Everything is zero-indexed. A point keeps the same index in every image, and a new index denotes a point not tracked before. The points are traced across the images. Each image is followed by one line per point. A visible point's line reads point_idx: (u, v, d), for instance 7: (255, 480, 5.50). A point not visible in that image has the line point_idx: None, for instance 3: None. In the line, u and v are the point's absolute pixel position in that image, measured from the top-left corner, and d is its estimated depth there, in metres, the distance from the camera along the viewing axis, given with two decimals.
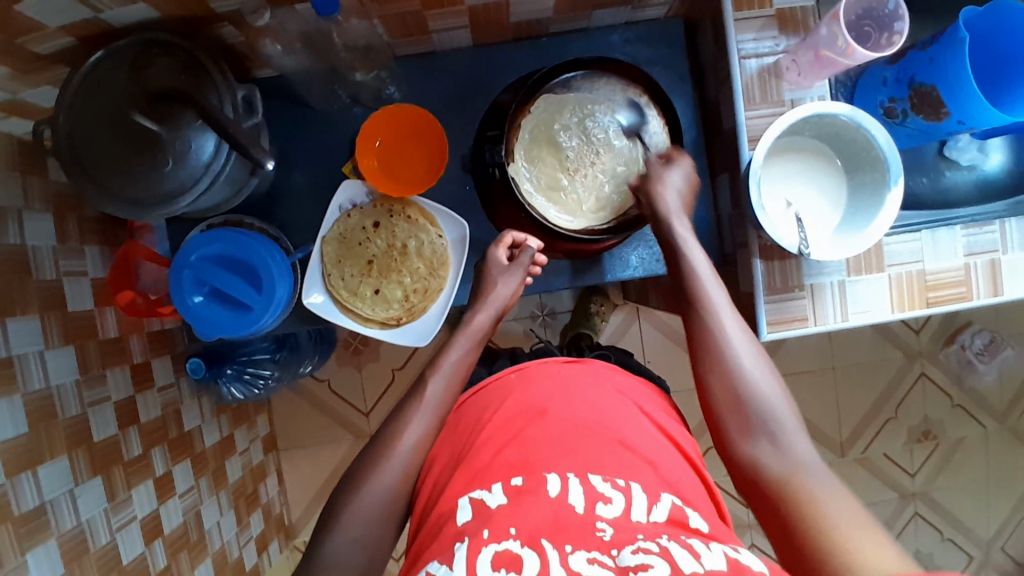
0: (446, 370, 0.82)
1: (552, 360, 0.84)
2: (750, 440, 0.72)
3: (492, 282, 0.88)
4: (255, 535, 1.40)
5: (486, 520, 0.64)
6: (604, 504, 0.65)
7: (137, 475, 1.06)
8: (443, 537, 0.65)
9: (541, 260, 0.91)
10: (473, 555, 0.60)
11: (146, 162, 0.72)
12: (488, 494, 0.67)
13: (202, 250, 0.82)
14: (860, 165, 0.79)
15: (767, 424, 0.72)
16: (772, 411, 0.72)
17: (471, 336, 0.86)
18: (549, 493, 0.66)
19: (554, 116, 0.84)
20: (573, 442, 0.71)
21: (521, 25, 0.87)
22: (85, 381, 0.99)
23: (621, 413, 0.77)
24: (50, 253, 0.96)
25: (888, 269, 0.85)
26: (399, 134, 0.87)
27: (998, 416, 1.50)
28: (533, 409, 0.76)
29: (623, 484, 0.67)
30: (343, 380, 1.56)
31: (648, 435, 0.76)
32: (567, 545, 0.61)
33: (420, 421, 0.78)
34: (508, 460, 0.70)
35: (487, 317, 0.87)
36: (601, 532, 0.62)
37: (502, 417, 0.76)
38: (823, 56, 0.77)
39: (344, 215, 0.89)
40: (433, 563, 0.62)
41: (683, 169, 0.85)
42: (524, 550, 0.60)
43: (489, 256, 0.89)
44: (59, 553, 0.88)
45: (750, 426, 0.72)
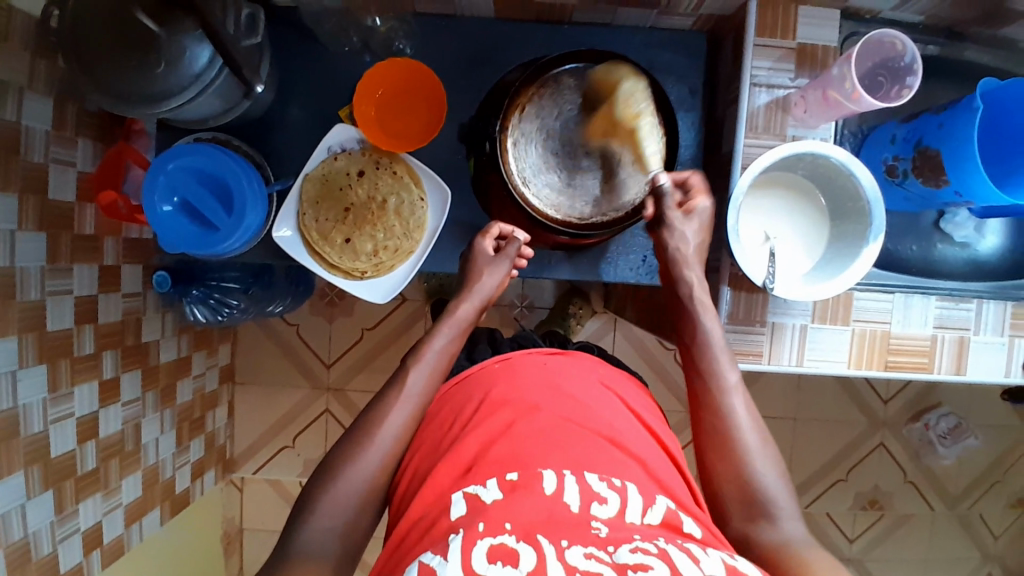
0: (429, 360, 0.80)
1: (537, 352, 0.82)
2: (749, 519, 0.67)
3: (479, 271, 0.87)
4: (192, 460, 1.42)
5: (479, 514, 0.61)
6: (599, 503, 0.62)
7: (84, 373, 1.09)
8: (435, 530, 0.62)
9: (529, 254, 0.91)
10: (468, 548, 0.56)
11: (139, 61, 0.72)
12: (482, 489, 0.64)
13: (180, 160, 0.82)
14: (843, 214, 0.79)
15: (767, 504, 0.67)
16: (774, 495, 0.68)
17: (455, 325, 0.84)
18: (544, 490, 0.62)
19: (560, 104, 0.83)
20: (566, 439, 0.68)
21: (545, 6, 0.87)
22: (50, 270, 1.00)
23: (611, 411, 0.74)
24: (42, 137, 0.98)
25: (853, 323, 0.84)
26: (402, 87, 0.87)
27: (949, 502, 1.49)
28: (523, 403, 0.72)
29: (618, 484, 0.64)
30: (311, 328, 1.55)
31: (641, 436, 0.73)
32: (563, 540, 0.57)
33: (400, 411, 0.76)
34: (501, 454, 0.67)
35: (472, 307, 0.85)
36: (596, 529, 0.59)
37: (492, 406, 0.73)
38: (830, 96, 0.75)
39: (331, 157, 0.89)
40: (427, 554, 0.58)
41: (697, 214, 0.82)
42: (521, 543, 0.57)
43: (475, 246, 0.88)
44: None
45: (749, 504, 0.68)
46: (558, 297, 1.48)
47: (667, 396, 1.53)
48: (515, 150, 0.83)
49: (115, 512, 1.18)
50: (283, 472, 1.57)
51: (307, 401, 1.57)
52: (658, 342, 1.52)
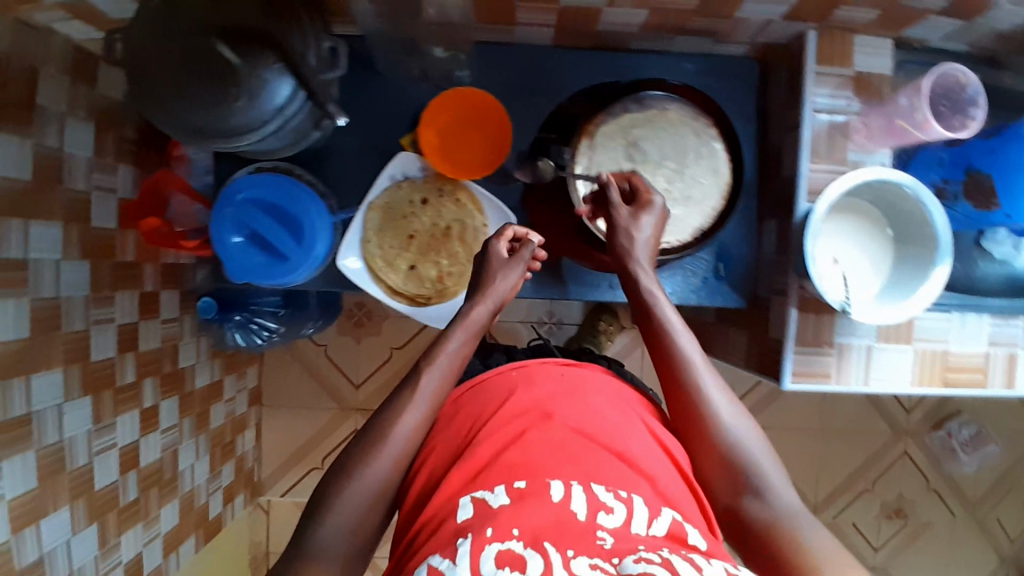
0: (442, 363, 0.76)
1: (553, 362, 0.81)
2: (737, 494, 0.69)
3: (493, 275, 0.82)
4: (224, 486, 1.39)
5: (489, 519, 0.60)
6: (606, 512, 0.61)
7: (126, 403, 1.07)
8: (442, 533, 0.62)
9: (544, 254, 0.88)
10: (477, 553, 0.56)
11: (218, 95, 0.70)
12: (490, 494, 0.63)
13: (248, 190, 0.82)
14: (908, 236, 0.81)
15: (753, 478, 0.68)
16: (759, 465, 0.69)
17: (468, 329, 0.80)
18: (552, 498, 0.62)
19: (629, 126, 0.83)
20: (576, 450, 0.68)
21: (605, 34, 0.87)
22: (94, 299, 0.99)
23: (628, 425, 0.73)
24: (84, 164, 0.96)
25: (915, 342, 0.86)
26: (465, 114, 0.88)
27: (970, 506, 1.53)
28: (538, 412, 0.72)
29: (626, 495, 0.64)
30: (339, 349, 1.54)
31: (651, 449, 0.71)
32: (570, 550, 0.57)
33: (413, 411, 0.73)
34: (512, 460, 0.66)
35: (486, 310, 0.81)
36: (601, 540, 0.59)
37: (508, 413, 0.72)
38: (899, 125, 0.80)
39: (394, 185, 0.90)
40: (435, 558, 0.58)
41: (655, 216, 0.79)
42: (528, 551, 0.57)
43: (489, 248, 0.85)
44: (36, 466, 0.89)
45: (734, 480, 0.69)
46: (588, 313, 1.49)
47: None
48: (588, 172, 0.84)
49: (154, 543, 1.16)
50: (309, 494, 1.55)
51: (335, 423, 1.55)
52: None
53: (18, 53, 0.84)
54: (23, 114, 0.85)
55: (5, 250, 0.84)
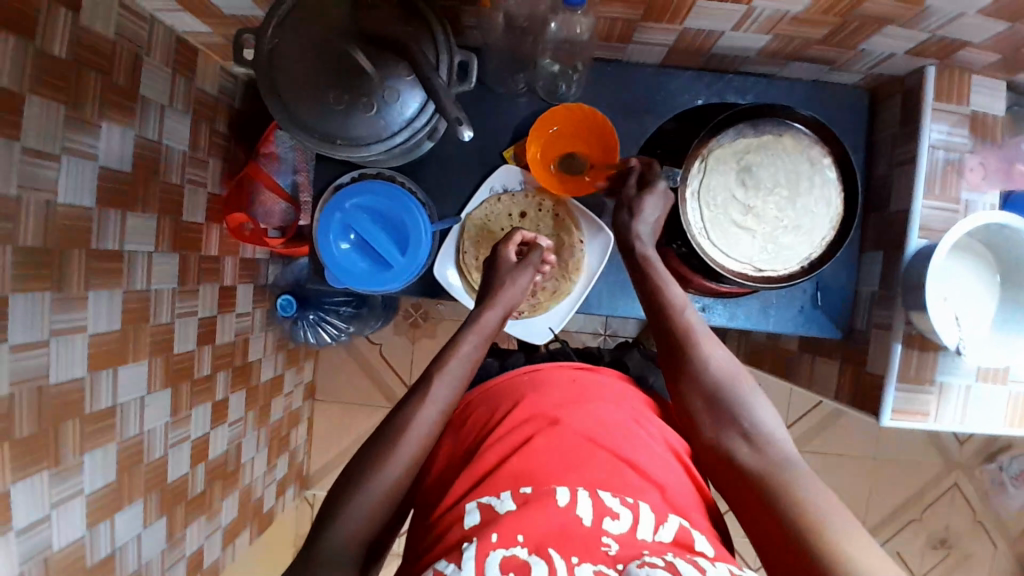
0: (455, 367, 0.76)
1: (566, 365, 0.82)
2: (721, 431, 0.72)
3: (504, 280, 0.83)
4: (277, 479, 1.40)
5: (494, 525, 0.61)
6: (611, 518, 0.62)
7: (200, 395, 1.07)
8: (448, 540, 0.62)
9: (552, 260, 0.89)
10: (481, 559, 0.57)
11: (348, 102, 0.71)
12: (497, 500, 0.64)
13: (357, 198, 0.82)
14: (1018, 282, 0.80)
15: (740, 419, 0.71)
16: (748, 407, 0.72)
17: (481, 333, 0.79)
18: (558, 503, 0.62)
19: (743, 151, 0.82)
20: (581, 456, 0.68)
21: (718, 56, 0.86)
22: (180, 292, 0.99)
23: (632, 433, 0.73)
24: (180, 157, 0.96)
25: (1010, 383, 0.84)
26: (578, 129, 0.87)
27: (1015, 542, 1.52)
28: (546, 417, 0.73)
29: (632, 501, 0.64)
30: (394, 348, 1.54)
31: (657, 456, 0.72)
32: (574, 556, 0.58)
33: (428, 412, 0.72)
34: (517, 467, 0.67)
35: (496, 316, 0.81)
36: (606, 546, 0.60)
37: (515, 418, 0.74)
38: (1018, 170, 0.81)
39: (493, 197, 0.90)
40: (441, 563, 0.59)
41: (659, 197, 0.82)
42: (532, 557, 0.57)
43: (499, 254, 0.85)
44: (116, 458, 0.89)
45: (719, 418, 0.72)
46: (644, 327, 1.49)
47: None
48: (698, 195, 0.83)
49: (215, 535, 1.16)
50: None
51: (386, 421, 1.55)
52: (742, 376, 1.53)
53: (129, 44, 0.84)
54: (131, 105, 0.85)
55: (105, 242, 0.83)
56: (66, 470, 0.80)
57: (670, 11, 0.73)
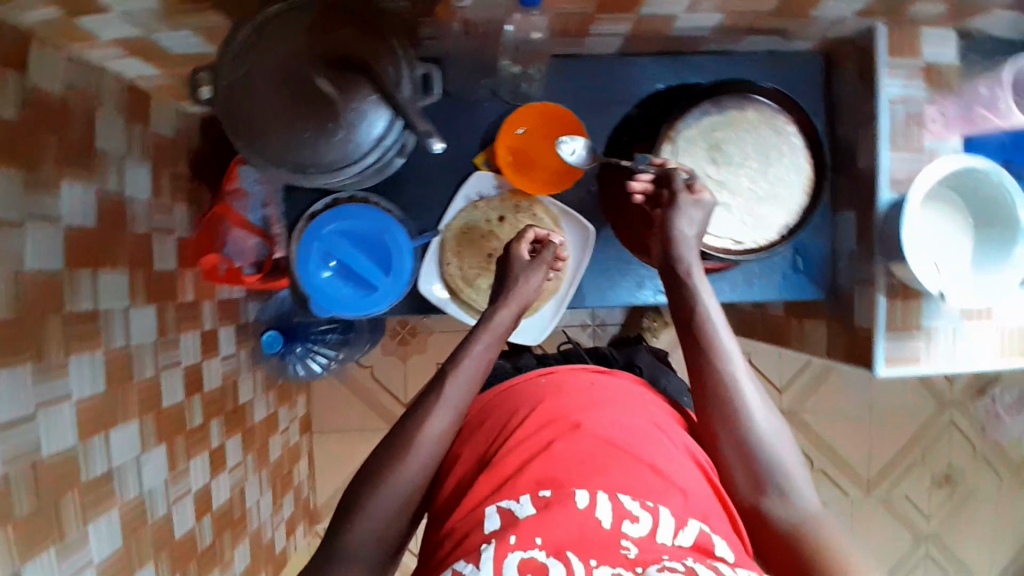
0: (468, 370, 0.74)
1: (582, 368, 0.84)
2: (760, 492, 0.69)
3: (516, 278, 0.82)
4: (286, 518, 1.37)
5: (512, 527, 0.61)
6: (631, 522, 0.61)
7: (196, 446, 1.05)
8: (468, 542, 0.63)
9: (565, 255, 0.88)
10: (499, 560, 0.58)
11: (314, 127, 0.69)
12: (516, 504, 0.64)
13: (334, 224, 0.81)
14: (990, 219, 0.82)
15: (780, 479, 0.69)
16: (787, 468, 0.70)
17: (494, 334, 0.78)
18: (577, 505, 0.62)
19: (710, 129, 0.83)
20: (604, 462, 0.67)
21: (675, 40, 0.87)
22: (161, 343, 0.97)
23: (654, 440, 0.72)
24: (144, 207, 0.94)
25: (997, 319, 0.87)
26: (543, 128, 0.88)
27: (1016, 470, 1.57)
28: (566, 422, 0.73)
29: (652, 505, 0.64)
30: (386, 369, 1.53)
31: (681, 461, 0.71)
32: (593, 560, 0.58)
33: (442, 414, 0.70)
34: (536, 473, 0.67)
35: (509, 313, 0.80)
36: (626, 549, 0.59)
37: (533, 425, 0.73)
38: (979, 115, 0.82)
39: (470, 205, 0.90)
40: (460, 564, 0.61)
41: (698, 208, 0.78)
42: (551, 560, 0.57)
43: (512, 252, 0.84)
44: (121, 522, 0.86)
45: (758, 479, 0.70)
46: (633, 313, 1.50)
47: None
48: None
49: None
50: None
51: None
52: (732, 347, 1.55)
53: (78, 98, 0.81)
54: (87, 160, 0.82)
55: (80, 304, 0.80)
56: (72, 544, 0.77)
57: (623, 2, 0.74)
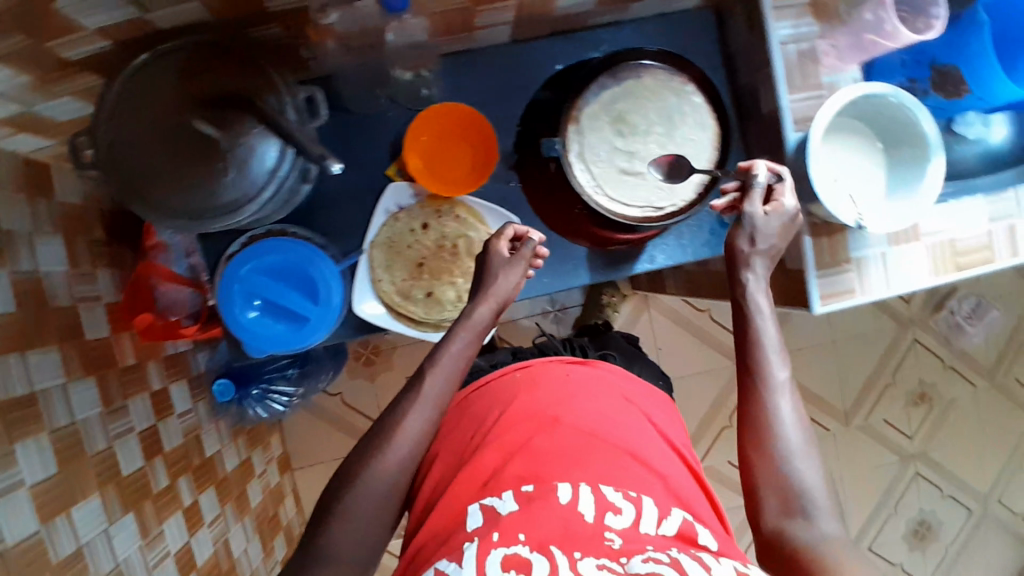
0: (446, 366, 0.75)
1: (557, 361, 0.86)
2: (785, 515, 0.65)
3: (493, 274, 0.80)
4: (280, 559, 1.35)
5: (495, 525, 0.64)
6: (613, 513, 0.64)
7: (167, 507, 1.02)
8: (452, 542, 0.65)
9: (544, 252, 0.84)
10: (482, 557, 0.59)
11: (204, 172, 0.68)
12: (499, 501, 0.67)
13: (251, 262, 0.79)
14: (898, 141, 0.83)
15: (805, 501, 0.66)
16: (813, 492, 0.66)
17: (473, 330, 0.78)
18: (559, 500, 0.65)
19: (610, 101, 0.83)
20: (586, 455, 0.71)
21: (562, 18, 0.87)
22: (109, 414, 0.94)
23: (635, 426, 0.78)
24: (63, 279, 0.91)
25: (924, 238, 0.89)
26: (447, 130, 0.87)
27: (988, 374, 1.60)
28: (545, 417, 0.76)
29: (634, 496, 0.67)
30: (355, 393, 1.51)
31: (659, 450, 0.77)
32: (576, 552, 0.59)
33: (419, 414, 0.73)
34: (519, 470, 0.70)
35: (487, 311, 0.79)
36: (609, 541, 0.61)
37: (514, 420, 0.76)
38: (869, 40, 0.81)
39: (391, 218, 0.88)
40: (443, 562, 0.62)
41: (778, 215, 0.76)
42: (534, 555, 0.58)
43: (489, 248, 0.81)
44: None
45: (786, 501, 0.66)
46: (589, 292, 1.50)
47: (714, 354, 1.57)
48: (582, 156, 0.83)
49: None
50: None
51: None
52: (692, 307, 1.56)
53: None
54: None
55: (12, 388, 0.77)
56: None
57: None
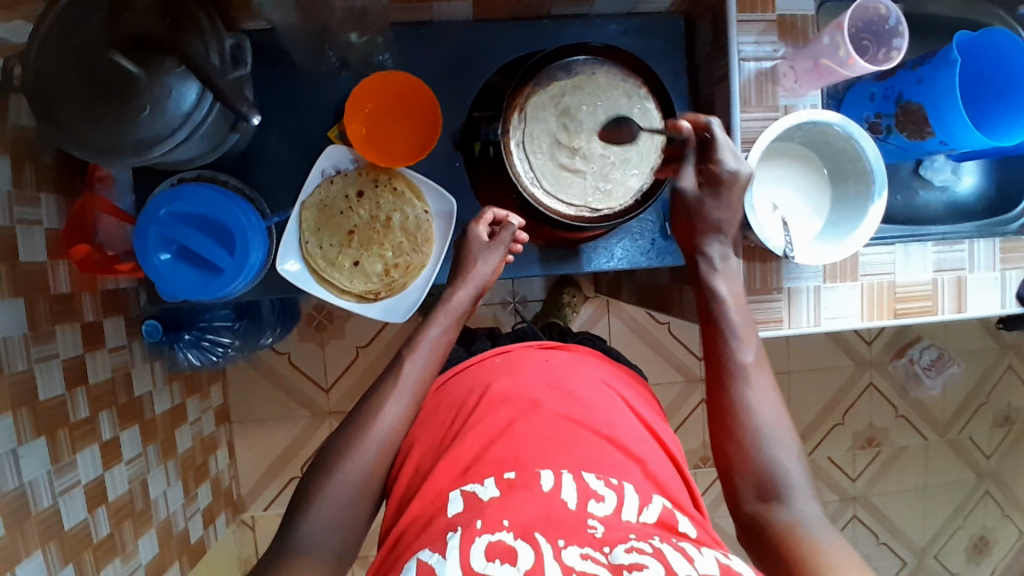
0: (423, 350, 0.79)
1: (533, 347, 0.85)
2: (761, 500, 0.66)
3: (473, 259, 0.84)
4: (202, 508, 1.36)
5: (478, 512, 0.63)
6: (596, 501, 0.64)
7: (84, 439, 1.02)
8: (433, 529, 0.64)
9: (524, 239, 0.87)
10: (466, 546, 0.59)
11: (118, 108, 0.67)
12: (480, 487, 0.66)
13: (171, 205, 0.78)
14: (844, 175, 0.82)
15: (782, 487, 0.66)
16: (790, 479, 0.66)
17: (450, 314, 0.82)
18: (542, 488, 0.65)
19: (559, 94, 0.82)
20: (564, 439, 0.70)
21: (523, 3, 0.85)
22: (32, 337, 0.93)
23: (612, 409, 0.77)
24: (3, 199, 0.90)
25: (861, 278, 0.87)
26: (391, 102, 0.85)
27: (940, 428, 1.58)
28: (524, 401, 0.74)
29: (615, 483, 0.67)
30: (304, 355, 1.52)
31: (637, 432, 0.77)
32: (560, 540, 0.60)
33: (396, 401, 0.75)
34: (500, 454, 0.69)
35: (467, 295, 0.83)
36: (592, 528, 0.62)
37: (492, 402, 0.75)
38: (823, 66, 0.79)
39: (326, 180, 0.87)
40: (425, 552, 0.61)
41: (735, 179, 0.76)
42: (518, 541, 0.59)
43: (469, 233, 0.85)
44: None
45: (762, 485, 0.66)
46: (549, 288, 1.50)
47: (666, 369, 1.56)
48: (522, 145, 0.81)
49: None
50: None
51: (311, 430, 1.53)
52: (652, 319, 1.55)
53: None
54: None
55: None
56: None
57: None
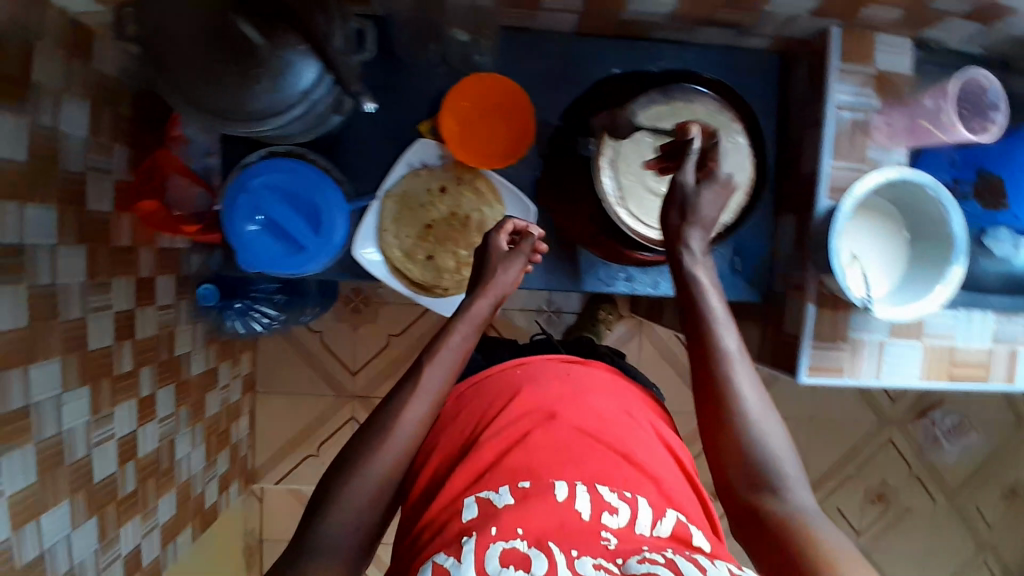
0: (446, 357, 0.72)
1: (555, 359, 0.81)
2: (752, 489, 0.64)
3: (493, 269, 0.78)
4: (218, 474, 1.36)
5: (492, 518, 0.60)
6: (609, 513, 0.61)
7: (124, 392, 1.02)
8: (447, 534, 0.61)
9: (541, 248, 0.83)
10: (481, 552, 0.56)
11: (236, 73, 0.68)
12: (495, 493, 0.63)
13: (267, 175, 0.80)
14: (924, 234, 0.83)
15: (773, 476, 0.63)
16: (782, 468, 0.63)
17: (472, 322, 0.75)
18: (557, 498, 0.61)
19: (655, 118, 0.82)
20: (580, 451, 0.67)
21: (629, 24, 0.86)
22: (91, 286, 0.93)
23: (631, 432, 0.72)
24: (81, 145, 0.90)
25: (924, 338, 0.88)
26: (485, 102, 0.86)
27: (951, 493, 1.59)
28: (541, 411, 0.71)
29: (629, 495, 0.63)
30: (335, 336, 1.52)
31: (658, 456, 0.71)
32: (573, 549, 0.57)
33: (419, 402, 0.69)
34: (516, 461, 0.66)
35: (487, 305, 0.77)
36: (606, 540, 0.59)
37: (510, 415, 0.71)
38: (921, 125, 0.81)
39: (412, 172, 0.88)
40: (440, 555, 0.58)
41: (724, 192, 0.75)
42: (532, 550, 0.57)
43: (489, 242, 0.80)
44: (35, 461, 0.84)
45: (753, 475, 0.64)
46: (586, 302, 1.50)
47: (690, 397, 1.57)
48: (613, 163, 0.82)
49: (151, 534, 1.12)
50: (305, 481, 1.54)
51: (331, 411, 1.53)
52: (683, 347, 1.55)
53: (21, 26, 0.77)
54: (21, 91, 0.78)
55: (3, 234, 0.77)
56: None
57: None
